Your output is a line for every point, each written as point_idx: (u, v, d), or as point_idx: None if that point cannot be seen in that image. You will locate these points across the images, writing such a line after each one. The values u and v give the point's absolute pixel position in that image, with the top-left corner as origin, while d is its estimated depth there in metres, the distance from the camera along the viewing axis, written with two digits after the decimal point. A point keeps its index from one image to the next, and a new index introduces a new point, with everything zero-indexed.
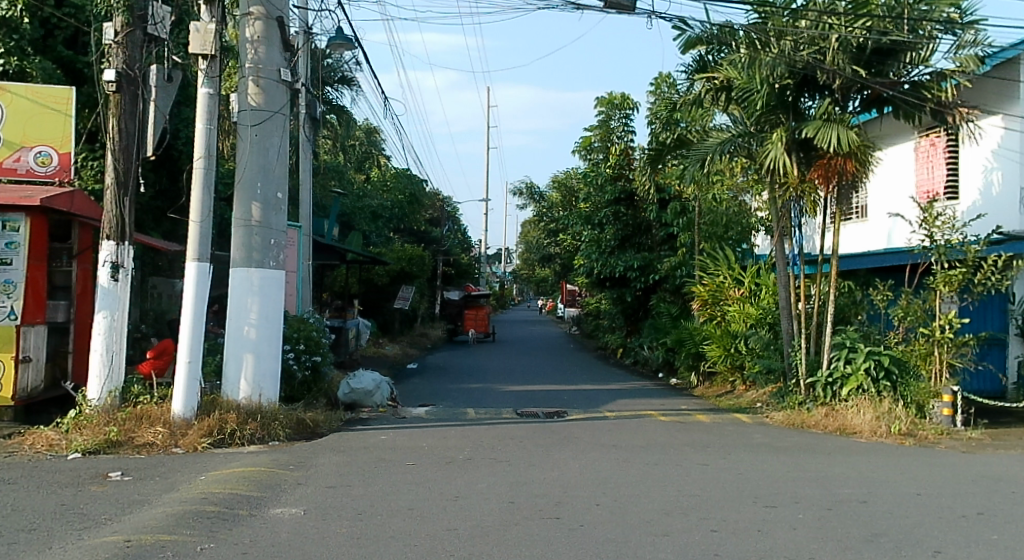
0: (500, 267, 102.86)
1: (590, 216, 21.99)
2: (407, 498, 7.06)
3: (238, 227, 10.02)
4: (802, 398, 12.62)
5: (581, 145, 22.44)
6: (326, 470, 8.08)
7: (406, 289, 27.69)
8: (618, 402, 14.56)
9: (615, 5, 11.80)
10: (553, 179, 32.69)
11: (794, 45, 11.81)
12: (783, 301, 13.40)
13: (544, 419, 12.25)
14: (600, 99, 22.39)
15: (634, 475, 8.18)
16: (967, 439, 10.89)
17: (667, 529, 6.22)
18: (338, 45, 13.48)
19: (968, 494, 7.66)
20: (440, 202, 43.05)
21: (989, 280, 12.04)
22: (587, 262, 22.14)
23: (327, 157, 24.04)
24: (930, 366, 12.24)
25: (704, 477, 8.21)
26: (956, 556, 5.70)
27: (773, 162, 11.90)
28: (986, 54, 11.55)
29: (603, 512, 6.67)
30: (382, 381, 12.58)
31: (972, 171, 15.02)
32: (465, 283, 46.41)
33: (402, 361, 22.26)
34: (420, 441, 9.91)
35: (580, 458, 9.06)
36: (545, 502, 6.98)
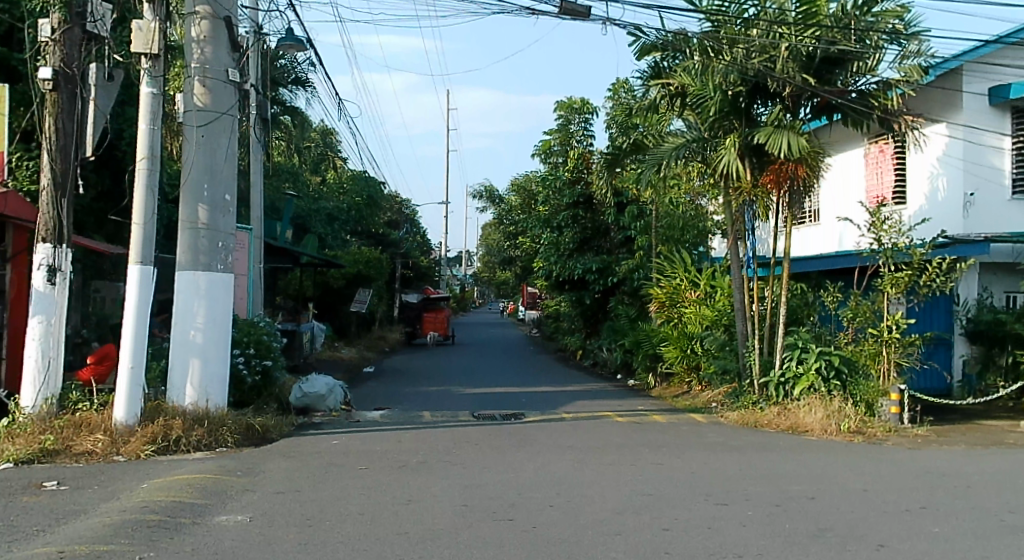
0: (457, 269, 103.23)
1: (549, 220, 22.26)
2: (359, 502, 6.97)
3: (184, 230, 9.90)
4: (756, 397, 12.94)
5: (540, 148, 22.74)
6: (275, 474, 8.03)
7: (362, 292, 27.66)
8: (576, 403, 14.84)
9: (569, 12, 11.98)
10: (514, 182, 32.93)
11: (746, 53, 12.08)
12: (738, 303, 13.65)
13: (502, 420, 12.44)
14: (560, 103, 22.61)
15: (588, 475, 8.34)
16: (913, 436, 11.32)
17: (619, 528, 6.30)
18: (288, 46, 13.41)
19: (913, 489, 7.98)
20: (396, 205, 43.03)
21: (935, 281, 12.51)
22: (546, 265, 22.45)
23: (281, 159, 23.88)
24: (879, 366, 12.56)
25: (657, 476, 8.37)
26: (898, 549, 5.96)
27: (726, 167, 12.24)
28: (929, 64, 11.93)
29: (556, 512, 6.76)
30: (335, 384, 12.58)
31: (919, 176, 15.58)
32: (425, 286, 46.49)
33: (359, 365, 22.22)
34: (374, 445, 9.92)
35: (537, 459, 9.18)
36: (499, 504, 7.00)
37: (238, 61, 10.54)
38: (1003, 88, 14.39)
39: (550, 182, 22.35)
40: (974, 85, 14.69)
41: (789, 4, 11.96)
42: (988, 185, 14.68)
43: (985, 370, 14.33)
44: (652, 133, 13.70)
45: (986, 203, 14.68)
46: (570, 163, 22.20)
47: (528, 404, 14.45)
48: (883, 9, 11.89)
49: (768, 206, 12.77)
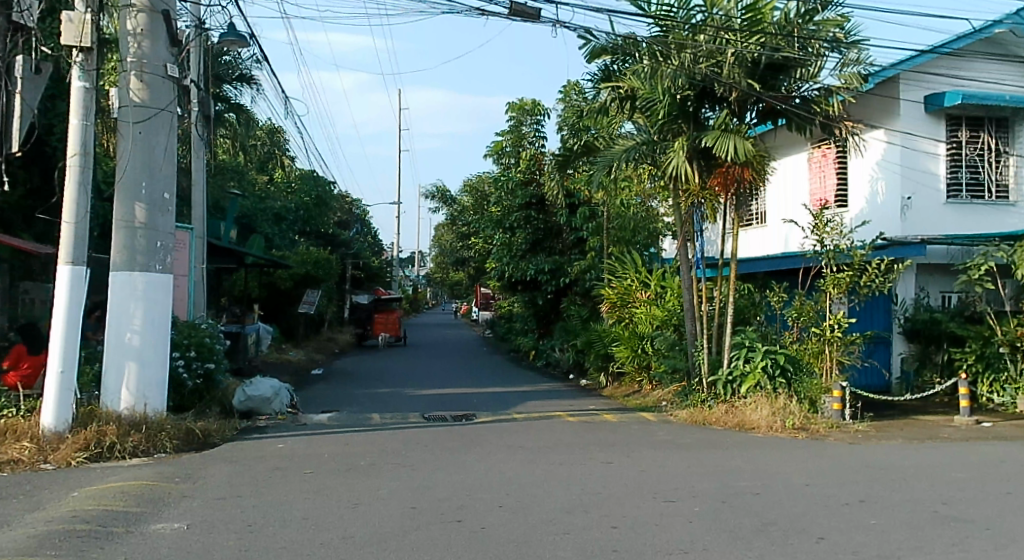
0: (410, 270, 102.89)
1: (502, 220, 22.38)
2: (304, 506, 7.01)
3: (120, 229, 9.81)
4: (704, 396, 13.17)
5: (493, 149, 22.88)
6: (215, 480, 8.01)
7: (311, 293, 27.40)
8: (529, 403, 14.96)
9: (519, 14, 12.11)
10: (466, 182, 33.03)
11: (693, 58, 12.31)
12: (688, 302, 13.88)
13: (452, 422, 12.49)
14: (511, 104, 22.60)
15: (537, 475, 8.47)
16: (854, 432, 11.70)
17: (567, 527, 6.45)
18: (230, 42, 13.27)
19: (854, 483, 8.27)
20: (346, 205, 42.76)
21: (874, 282, 12.90)
22: (498, 265, 22.63)
23: (227, 157, 23.58)
24: (822, 363, 13.00)
25: (603, 475, 8.54)
26: (837, 542, 6.20)
27: (676, 170, 12.48)
28: (867, 71, 12.35)
29: (504, 513, 6.88)
30: (280, 387, 12.51)
31: (860, 181, 16.08)
32: (377, 287, 46.28)
33: (307, 367, 22.07)
34: (321, 448, 9.94)
35: (486, 460, 9.29)
36: (448, 506, 7.10)
37: (177, 56, 10.45)
38: (937, 96, 14.97)
39: (502, 183, 22.49)
40: (910, 93, 15.29)
41: (735, 10, 12.22)
42: (925, 189, 15.23)
43: (922, 367, 14.82)
44: (604, 135, 13.88)
45: (922, 206, 15.21)
46: (522, 164, 22.33)
47: (480, 405, 14.59)
48: (825, 17, 12.26)
49: (716, 208, 13.10)
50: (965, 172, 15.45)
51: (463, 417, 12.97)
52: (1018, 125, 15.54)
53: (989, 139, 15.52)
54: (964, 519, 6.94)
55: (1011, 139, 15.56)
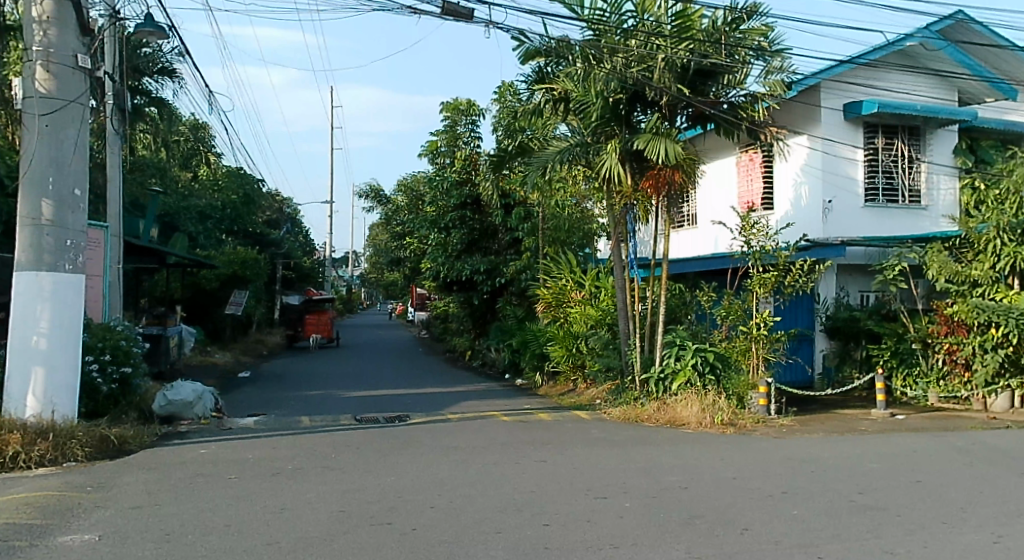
0: (343, 271, 101.82)
1: (437, 220, 22.38)
2: (226, 513, 7.01)
3: (25, 226, 9.57)
4: (637, 393, 13.47)
5: (428, 148, 22.92)
6: (131, 489, 7.91)
7: (238, 293, 26.90)
8: (463, 404, 15.07)
9: (451, 13, 12.24)
10: (401, 182, 32.97)
11: (625, 62, 12.63)
12: (621, 302, 14.17)
13: (385, 423, 12.54)
14: (447, 104, 22.64)
15: (469, 476, 8.61)
16: (778, 426, 12.15)
17: (500, 525, 6.61)
18: (147, 32, 12.87)
19: (778, 475, 8.65)
20: (275, 204, 42.11)
21: (798, 281, 13.42)
22: (434, 266, 22.46)
23: (148, 153, 22.97)
24: (749, 361, 13.49)
25: (535, 473, 8.72)
26: (761, 532, 6.51)
27: (609, 171, 12.84)
28: (790, 80, 12.80)
29: (436, 514, 7.00)
30: (203, 391, 12.47)
31: (786, 185, 16.61)
32: (309, 287, 45.71)
33: (233, 370, 21.73)
34: (245, 453, 9.89)
35: (418, 461, 9.40)
36: (378, 508, 7.19)
37: (89, 46, 10.27)
38: (856, 105, 15.67)
39: (438, 183, 22.55)
40: (831, 101, 15.96)
41: (665, 17, 12.64)
42: (844, 193, 15.90)
43: (842, 363, 15.53)
44: (538, 136, 14.07)
45: (842, 210, 15.86)
46: (457, 164, 22.40)
47: (415, 406, 14.65)
48: (751, 25, 12.65)
49: (647, 209, 13.43)
50: (881, 178, 16.18)
51: (396, 418, 13.07)
52: (928, 133, 16.39)
53: (903, 147, 16.30)
54: (879, 507, 7.33)
55: (923, 146, 16.38)
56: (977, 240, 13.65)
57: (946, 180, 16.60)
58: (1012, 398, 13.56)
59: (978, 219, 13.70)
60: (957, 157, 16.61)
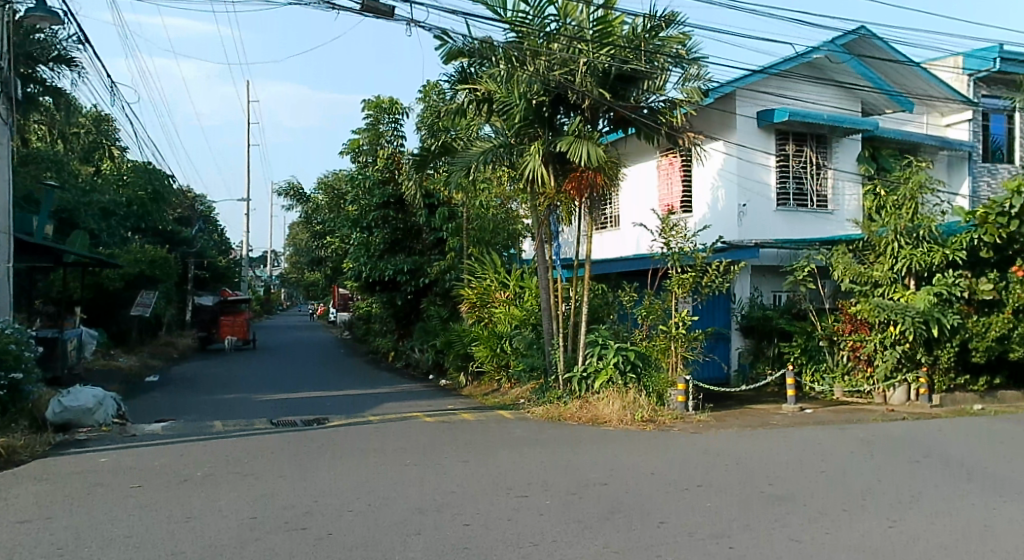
0: (261, 271, 99.78)
1: (359, 220, 22.26)
2: (129, 524, 6.92)
3: None
4: (560, 392, 13.73)
5: (349, 146, 22.77)
6: (22, 502, 7.72)
7: (145, 294, 26.08)
8: (385, 405, 15.08)
9: (371, 10, 12.26)
10: (321, 181, 32.61)
11: (548, 65, 12.88)
12: (546, 302, 14.42)
13: (302, 427, 12.48)
14: (368, 101, 22.54)
15: (389, 477, 8.68)
16: (696, 422, 12.60)
17: (419, 527, 6.72)
18: (39, 17, 12.42)
19: (694, 469, 8.99)
20: (188, 201, 40.99)
21: (715, 282, 13.89)
22: (355, 266, 22.40)
23: (45, 147, 22.04)
24: (668, 359, 13.87)
25: (455, 474, 8.86)
26: (676, 524, 6.80)
27: (532, 172, 13.04)
28: (707, 87, 13.28)
29: (354, 517, 7.06)
30: (104, 396, 12.23)
31: (703, 189, 17.13)
32: (222, 287, 44.67)
33: (139, 374, 21.13)
34: (150, 461, 9.73)
35: (336, 464, 9.41)
36: (293, 513, 7.21)
37: None
38: (768, 113, 16.28)
39: (359, 182, 22.40)
40: (745, 109, 16.58)
41: (587, 22, 12.92)
42: (758, 197, 16.52)
43: (756, 360, 16.07)
44: (462, 136, 14.19)
45: (756, 214, 16.51)
46: (380, 163, 22.33)
47: (335, 408, 14.59)
48: (668, 34, 13.07)
49: (571, 211, 13.73)
50: (792, 183, 16.83)
51: (315, 421, 13.01)
52: (834, 142, 17.14)
53: (812, 154, 17.03)
54: (788, 497, 7.70)
55: (830, 154, 17.14)
56: (878, 242, 14.41)
57: (850, 185, 17.39)
58: (909, 391, 14.29)
59: (878, 223, 14.41)
60: (861, 164, 17.40)
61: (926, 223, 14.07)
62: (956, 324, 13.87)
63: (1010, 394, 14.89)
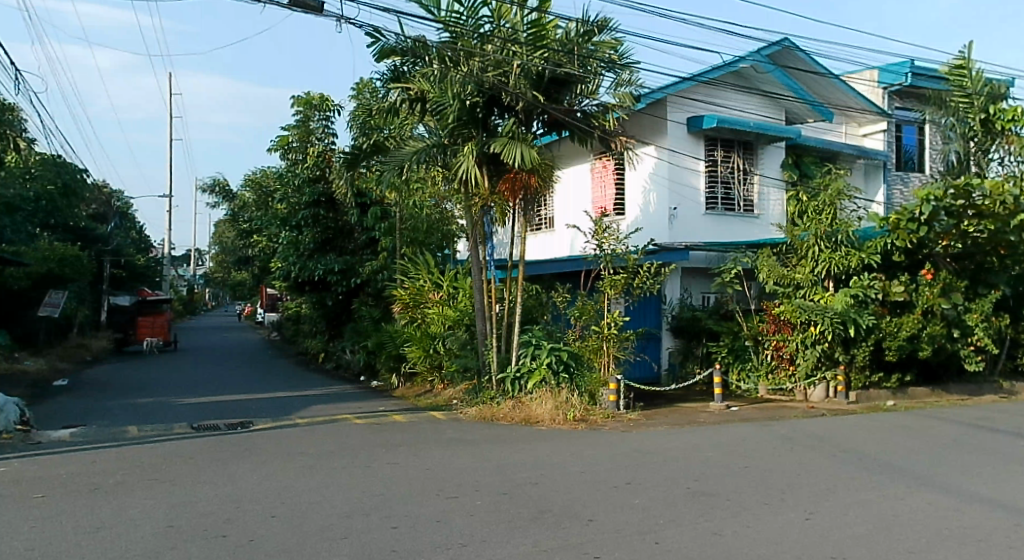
0: (184, 270, 97.33)
1: (287, 218, 21.99)
2: (37, 535, 6.75)
3: None
4: (493, 392, 13.86)
5: (279, 143, 22.46)
6: None
7: (54, 293, 25.12)
8: (313, 408, 14.96)
9: (300, 4, 12.15)
10: (248, 177, 32.06)
11: (481, 66, 13.02)
12: (479, 303, 14.47)
13: (225, 431, 12.31)
14: (298, 99, 22.43)
15: (315, 481, 8.67)
16: (626, 420, 12.93)
17: (346, 531, 6.75)
18: None
19: (622, 467, 9.21)
20: (106, 196, 39.66)
21: (646, 283, 14.15)
22: (284, 265, 22.10)
23: None
24: (600, 359, 14.09)
25: (384, 476, 8.89)
26: (604, 523, 6.98)
27: (465, 173, 13.10)
28: (638, 92, 13.58)
29: (277, 523, 7.05)
30: (5, 402, 11.87)
31: (635, 193, 17.52)
32: (140, 287, 43.36)
33: (48, 378, 20.37)
34: (59, 469, 9.48)
35: (260, 469, 9.34)
36: (214, 521, 7.15)
37: None
38: (697, 119, 16.72)
39: (288, 180, 22.10)
40: (675, 115, 16.98)
41: (521, 25, 13.01)
42: (688, 202, 16.93)
43: (685, 360, 16.52)
44: (395, 134, 14.23)
45: (686, 217, 16.89)
46: (310, 161, 21.97)
47: (260, 411, 14.41)
48: (601, 39, 13.27)
49: (505, 212, 13.85)
50: (720, 188, 17.30)
51: (238, 424, 12.85)
52: (760, 148, 17.68)
53: (739, 160, 17.54)
54: (712, 493, 7.97)
55: (755, 160, 17.69)
56: (800, 246, 15.01)
57: (775, 192, 17.96)
58: (828, 388, 14.90)
59: (801, 228, 15.03)
60: (784, 171, 18.03)
61: (845, 228, 14.67)
62: (871, 325, 14.48)
63: (920, 390, 15.67)
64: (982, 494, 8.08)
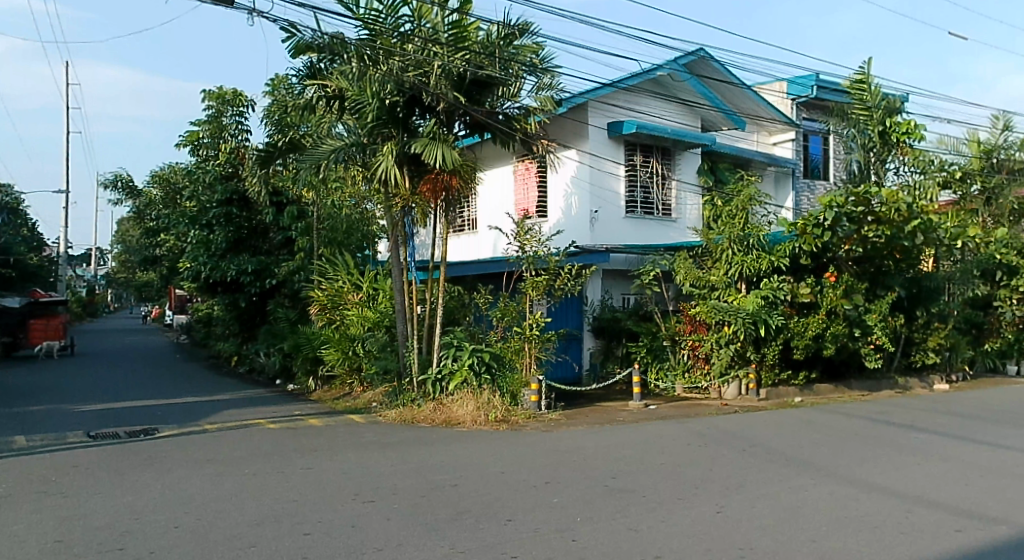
0: (83, 270, 93.42)
1: (197, 217, 21.51)
2: None
3: None
4: (414, 395, 13.84)
5: (189, 137, 22.06)
6: None
7: None
8: (224, 413, 14.67)
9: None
10: (154, 173, 31.05)
11: (401, 66, 12.98)
12: (399, 304, 14.38)
13: (125, 439, 11.96)
14: (210, 92, 21.95)
15: (224, 489, 8.54)
16: (547, 420, 13.14)
17: (256, 539, 6.72)
18: None
19: (541, 467, 9.39)
20: None
21: (567, 285, 14.43)
22: (193, 265, 21.52)
23: None
24: (522, 360, 14.26)
25: (299, 482, 8.84)
26: (521, 522, 7.13)
27: (384, 173, 13.15)
28: (559, 96, 13.79)
29: (181, 533, 6.94)
30: None
31: (556, 195, 17.82)
32: (34, 289, 41.39)
33: None
34: None
35: (165, 478, 9.14)
36: (110, 533, 6.98)
37: None
38: (617, 125, 17.11)
39: (198, 177, 21.63)
40: (597, 120, 17.34)
41: (442, 26, 13.09)
42: (609, 205, 17.28)
43: (606, 360, 16.89)
44: (312, 133, 13.92)
45: (606, 220, 17.25)
46: (222, 157, 21.73)
47: (163, 418, 14.03)
48: (523, 43, 13.42)
49: (426, 213, 13.72)
50: (640, 192, 17.70)
51: (140, 432, 12.50)
52: (677, 155, 18.21)
53: (657, 165, 18.00)
54: (627, 490, 8.20)
55: (673, 166, 18.23)
56: (715, 249, 15.46)
57: (692, 197, 18.53)
58: (740, 386, 15.39)
59: (715, 231, 15.49)
60: (700, 177, 18.60)
61: (756, 232, 15.28)
62: (780, 324, 15.11)
63: (824, 386, 16.36)
64: (879, 483, 8.53)
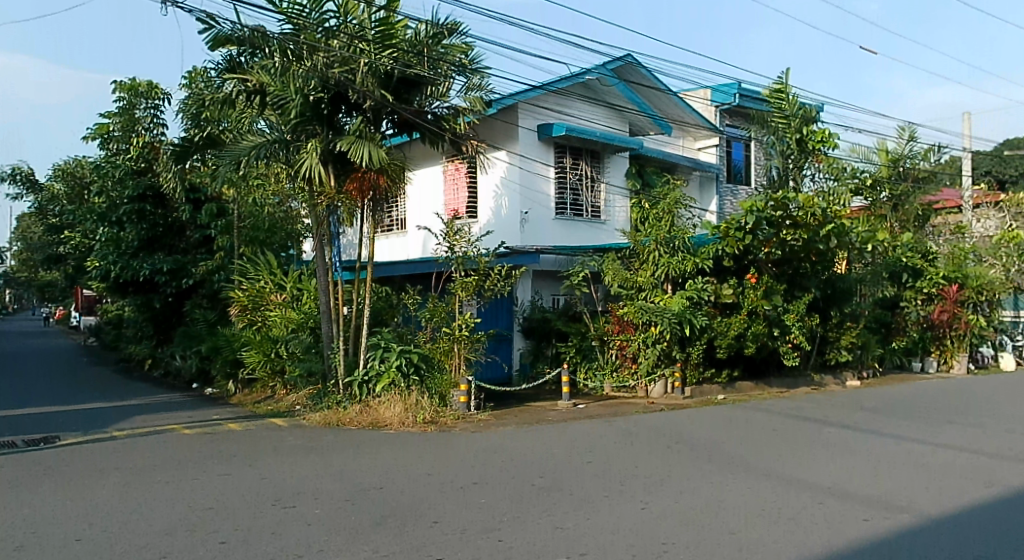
0: None
1: (107, 214, 20.75)
2: None
3: None
4: (339, 397, 13.70)
5: (98, 130, 21.24)
6: None
7: None
8: (137, 418, 14.24)
9: None
10: (57, 167, 29.81)
11: (326, 62, 12.84)
12: (325, 305, 14.20)
13: (24, 448, 11.49)
14: (121, 84, 21.10)
15: (135, 498, 8.30)
16: (476, 420, 13.21)
17: (169, 549, 6.56)
18: None
19: (468, 467, 9.42)
20: None
21: (495, 286, 14.45)
22: (102, 264, 20.74)
23: None
24: (451, 361, 14.23)
25: (218, 488, 8.66)
26: (447, 524, 7.14)
27: (309, 170, 12.99)
28: (488, 97, 13.84)
29: (86, 546, 6.72)
30: None
31: (486, 196, 17.91)
32: None
33: None
34: None
35: (71, 488, 8.83)
36: (7, 548, 6.69)
37: None
38: (547, 127, 17.22)
39: (108, 171, 20.92)
40: (527, 121, 17.43)
41: (368, 22, 12.98)
42: (539, 206, 17.46)
43: (536, 360, 16.97)
44: (233, 129, 13.75)
45: (535, 222, 17.43)
46: (133, 152, 20.97)
47: (68, 425, 13.53)
48: (452, 42, 13.39)
49: (352, 212, 13.48)
50: (569, 194, 17.88)
51: (40, 440, 12.02)
52: (605, 158, 18.49)
53: (586, 168, 18.22)
54: (553, 489, 8.30)
55: (602, 169, 18.49)
56: (642, 251, 15.74)
57: (619, 199, 18.84)
58: (666, 384, 15.68)
59: (642, 234, 15.76)
60: (628, 180, 18.90)
61: (680, 234, 15.61)
62: (703, 324, 15.49)
63: (746, 384, 16.81)
64: (796, 477, 8.85)
